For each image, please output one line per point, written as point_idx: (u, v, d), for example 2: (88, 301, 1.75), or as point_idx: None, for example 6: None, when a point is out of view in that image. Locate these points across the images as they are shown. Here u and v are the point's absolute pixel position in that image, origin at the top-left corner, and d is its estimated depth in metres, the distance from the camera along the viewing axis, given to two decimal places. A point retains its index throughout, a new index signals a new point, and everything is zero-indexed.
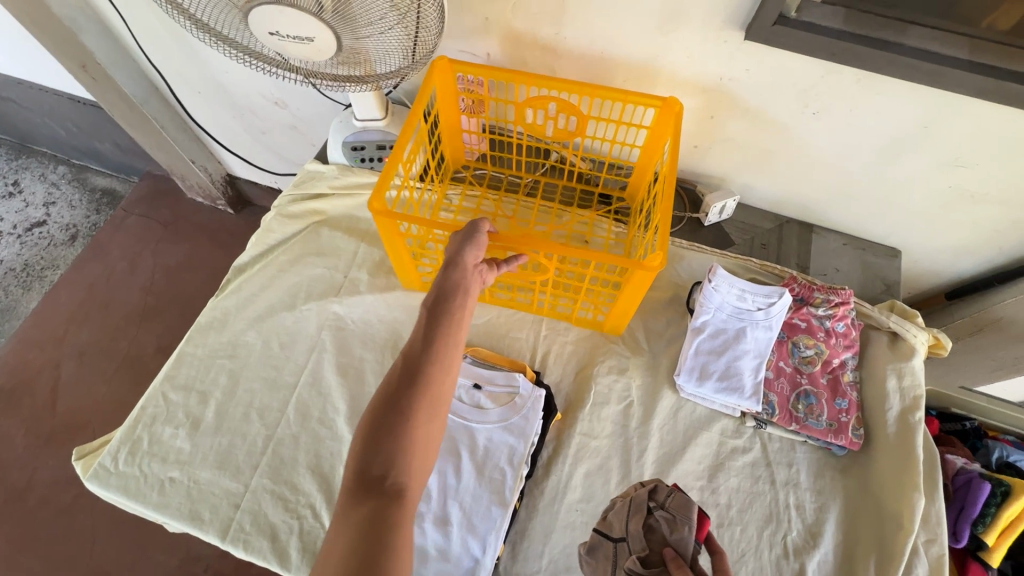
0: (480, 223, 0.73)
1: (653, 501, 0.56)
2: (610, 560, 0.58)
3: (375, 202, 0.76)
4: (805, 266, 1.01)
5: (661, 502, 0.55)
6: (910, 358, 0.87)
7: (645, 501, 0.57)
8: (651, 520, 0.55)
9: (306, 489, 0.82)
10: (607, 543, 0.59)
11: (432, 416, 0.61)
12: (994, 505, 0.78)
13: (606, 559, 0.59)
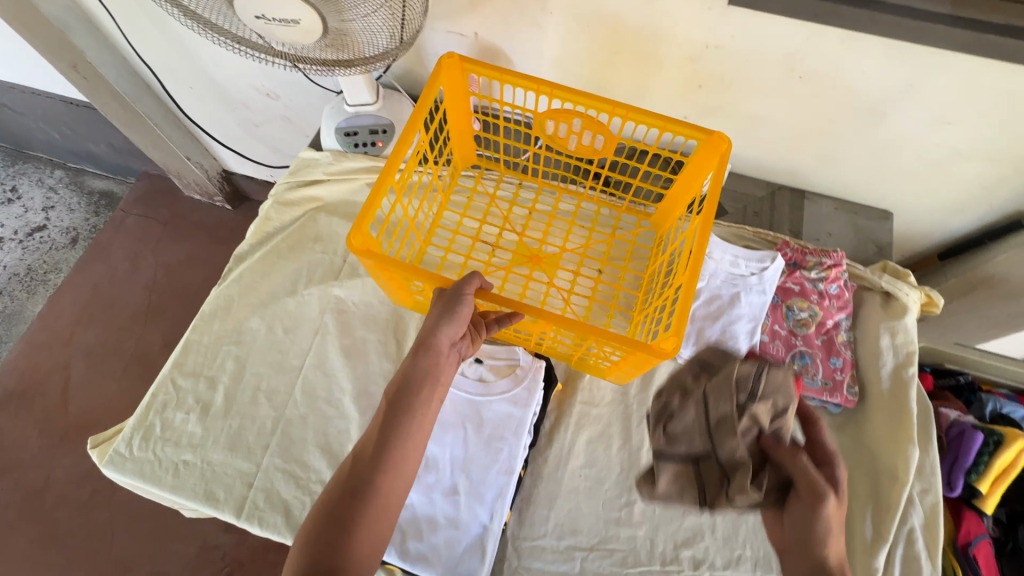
0: (460, 293, 0.70)
1: (743, 396, 0.77)
2: (708, 471, 0.79)
3: (356, 237, 0.71)
4: (798, 231, 1.03)
5: (753, 397, 0.76)
6: (903, 317, 0.88)
7: (737, 400, 0.77)
8: (751, 418, 0.75)
9: (316, 466, 0.84)
10: (703, 454, 0.79)
11: (380, 506, 0.66)
12: (987, 454, 0.80)
13: (706, 469, 0.79)
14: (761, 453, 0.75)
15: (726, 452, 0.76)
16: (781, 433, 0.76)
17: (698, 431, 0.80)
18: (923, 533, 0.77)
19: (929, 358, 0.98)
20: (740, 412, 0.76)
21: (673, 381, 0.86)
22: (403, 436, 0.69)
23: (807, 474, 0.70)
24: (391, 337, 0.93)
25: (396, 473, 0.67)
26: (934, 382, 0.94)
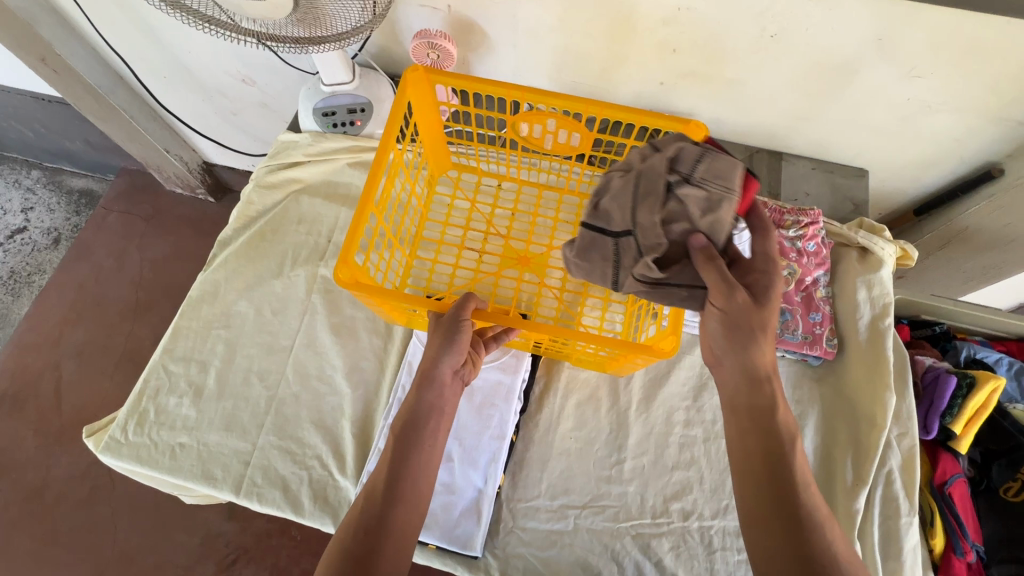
0: (456, 318, 0.70)
1: (676, 174, 0.59)
2: (611, 260, 0.65)
3: (341, 271, 0.69)
4: (776, 192, 1.05)
5: (689, 174, 0.59)
6: (879, 269, 0.91)
7: (663, 176, 0.59)
8: (673, 206, 0.59)
9: (312, 442, 0.85)
10: (605, 238, 0.64)
11: (399, 540, 0.63)
12: (960, 397, 0.83)
13: (604, 258, 0.65)
14: (692, 265, 0.61)
15: (602, 223, 0.64)
16: (718, 231, 0.59)
17: (598, 245, 0.65)
18: (901, 474, 0.80)
19: (906, 311, 0.99)
20: (629, 234, 0.62)
21: (620, 164, 0.65)
22: (415, 467, 0.67)
23: (718, 284, 0.59)
24: (379, 314, 0.94)
25: (411, 505, 0.65)
26: (909, 333, 0.97)
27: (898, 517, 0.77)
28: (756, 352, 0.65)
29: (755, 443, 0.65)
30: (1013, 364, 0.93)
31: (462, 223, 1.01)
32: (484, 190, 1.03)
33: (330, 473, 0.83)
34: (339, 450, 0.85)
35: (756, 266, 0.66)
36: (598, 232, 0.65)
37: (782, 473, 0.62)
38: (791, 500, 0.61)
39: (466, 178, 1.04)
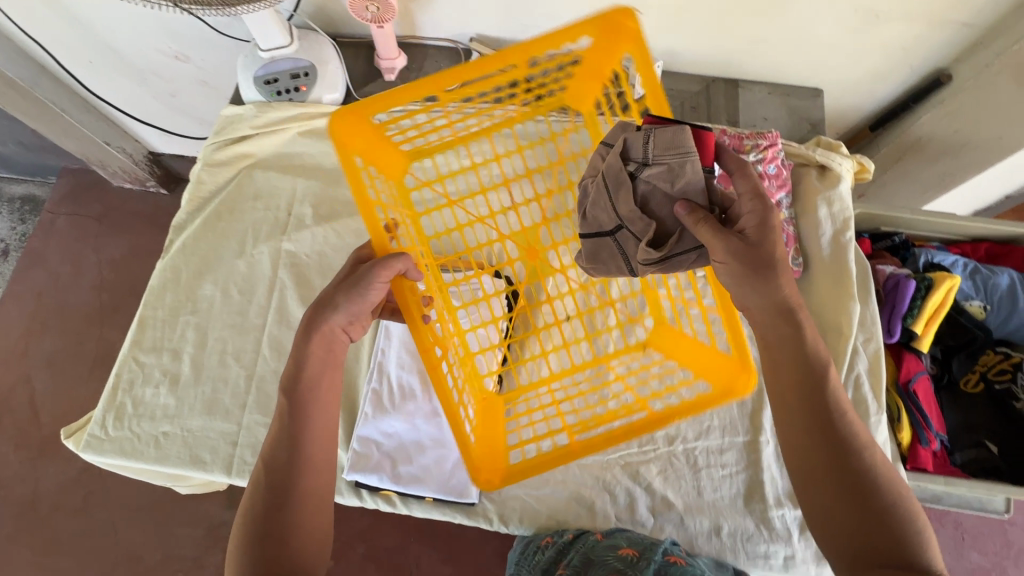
0: (365, 282, 0.62)
1: (631, 163, 0.57)
2: (620, 257, 0.62)
3: (341, 120, 0.64)
4: (735, 120, 1.05)
5: (642, 158, 0.56)
6: (837, 186, 0.93)
7: (620, 168, 0.57)
8: (642, 189, 0.57)
9: None
10: (605, 240, 0.62)
11: (308, 499, 0.61)
12: (921, 299, 0.87)
13: (615, 257, 0.62)
14: (686, 232, 0.57)
15: (595, 227, 0.62)
16: (693, 190, 0.56)
17: (606, 248, 0.62)
18: (869, 378, 0.83)
19: (866, 225, 1.02)
20: (620, 228, 0.59)
21: (585, 173, 0.64)
22: (312, 426, 0.63)
23: (711, 236, 0.54)
24: None
25: (314, 466, 0.62)
26: (871, 246, 1.00)
27: (868, 416, 0.81)
28: (780, 287, 0.57)
29: (794, 380, 0.60)
30: (967, 265, 0.97)
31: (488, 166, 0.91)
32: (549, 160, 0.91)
33: None
34: None
35: (743, 203, 0.58)
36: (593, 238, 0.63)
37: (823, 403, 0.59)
38: (830, 428, 0.59)
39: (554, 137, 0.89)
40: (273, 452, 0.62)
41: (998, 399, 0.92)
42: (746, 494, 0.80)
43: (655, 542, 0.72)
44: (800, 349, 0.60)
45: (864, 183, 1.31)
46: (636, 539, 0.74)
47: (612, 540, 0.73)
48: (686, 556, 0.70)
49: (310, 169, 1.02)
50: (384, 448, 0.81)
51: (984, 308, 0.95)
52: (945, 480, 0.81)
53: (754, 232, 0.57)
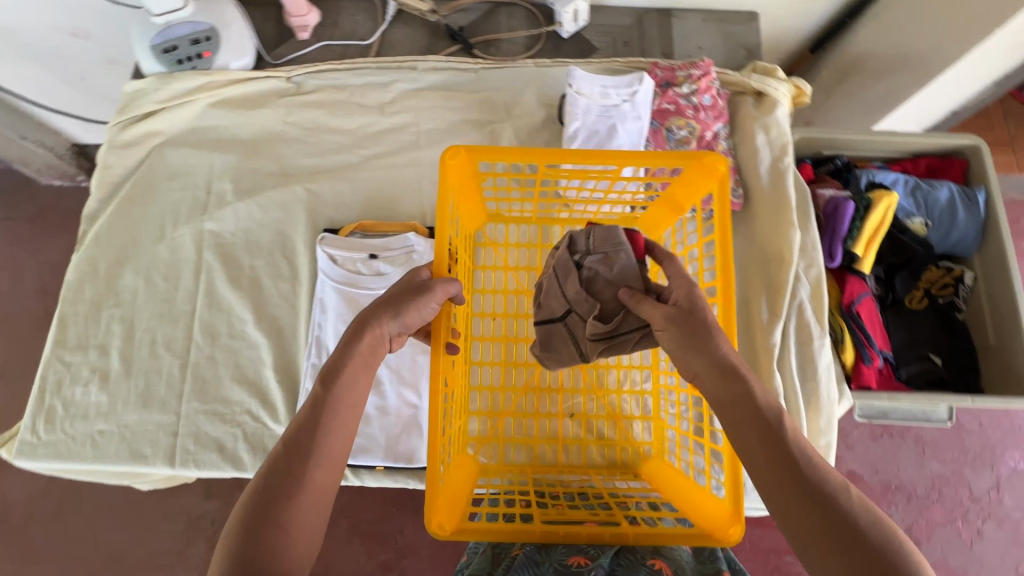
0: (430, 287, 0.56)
1: (575, 254, 0.62)
2: (570, 341, 0.63)
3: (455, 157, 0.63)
4: (670, 53, 1.01)
5: (585, 249, 0.61)
6: (773, 112, 0.90)
7: (568, 259, 0.62)
8: (587, 274, 0.61)
9: (237, 399, 0.82)
10: (557, 326, 0.64)
11: (295, 525, 0.47)
12: (859, 220, 0.87)
13: (565, 342, 0.64)
14: (629, 314, 0.59)
15: (547, 314, 0.64)
16: (631, 276, 0.60)
17: (559, 335, 0.64)
18: (810, 303, 0.83)
19: (809, 151, 1.00)
20: (569, 312, 0.63)
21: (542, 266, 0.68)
22: (330, 436, 0.52)
23: (656, 312, 0.55)
24: (279, 258, 0.89)
25: (316, 486, 0.49)
26: (813, 172, 0.98)
27: (811, 342, 0.82)
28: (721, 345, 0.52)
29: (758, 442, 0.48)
30: (908, 182, 0.96)
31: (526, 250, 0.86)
32: None
33: (263, 424, 0.81)
34: (268, 401, 0.82)
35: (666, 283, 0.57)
36: (544, 324, 0.65)
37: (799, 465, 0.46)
38: (820, 489, 0.45)
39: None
40: (278, 457, 0.50)
41: (941, 313, 0.95)
42: None
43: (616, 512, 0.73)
44: (754, 408, 0.49)
45: (811, 110, 1.28)
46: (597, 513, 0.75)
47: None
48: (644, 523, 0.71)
49: (225, 142, 0.96)
50: None
51: (926, 225, 0.95)
52: (888, 395, 0.82)
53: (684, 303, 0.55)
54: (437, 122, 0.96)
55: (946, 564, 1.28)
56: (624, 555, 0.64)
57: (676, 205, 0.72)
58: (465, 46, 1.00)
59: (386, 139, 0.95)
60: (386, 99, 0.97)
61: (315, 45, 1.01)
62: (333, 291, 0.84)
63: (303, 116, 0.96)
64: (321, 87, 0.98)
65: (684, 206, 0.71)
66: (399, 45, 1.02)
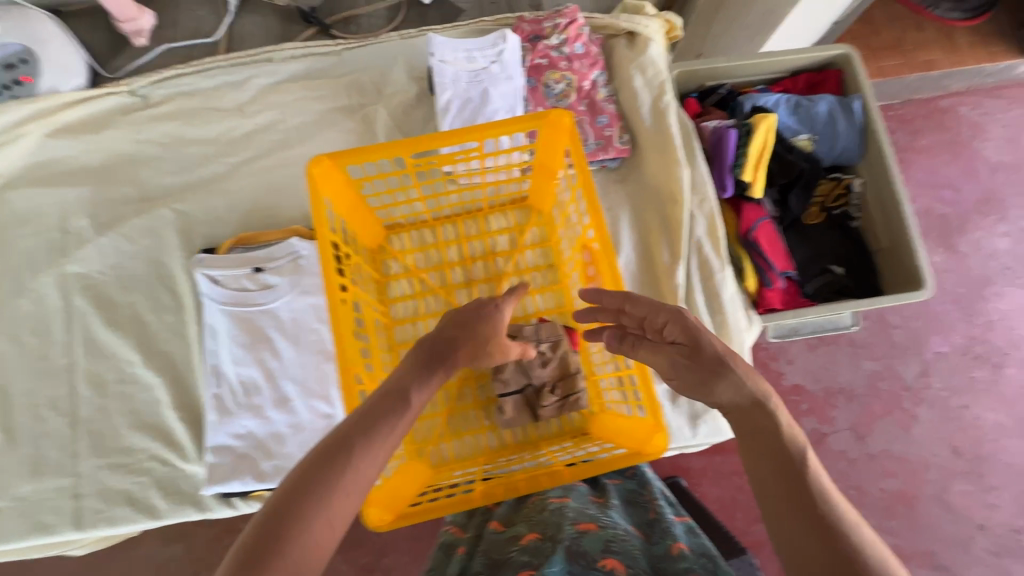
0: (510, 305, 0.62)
1: (535, 340, 0.74)
2: (525, 406, 0.76)
3: (317, 165, 0.59)
4: (538, 4, 0.97)
5: (542, 338, 0.74)
6: (646, 50, 0.88)
7: (529, 343, 0.74)
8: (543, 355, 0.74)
9: (139, 444, 0.77)
10: (514, 396, 0.75)
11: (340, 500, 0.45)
12: (744, 146, 0.86)
13: (522, 408, 0.76)
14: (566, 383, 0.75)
15: (510, 387, 0.75)
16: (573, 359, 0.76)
17: (522, 403, 0.76)
18: (708, 239, 0.83)
19: (693, 84, 0.99)
20: (527, 385, 0.75)
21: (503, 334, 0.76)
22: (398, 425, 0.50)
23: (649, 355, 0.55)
24: (159, 289, 0.82)
25: (369, 478, 0.47)
26: (698, 105, 0.98)
27: (713, 276, 0.82)
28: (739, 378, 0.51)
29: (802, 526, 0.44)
30: (789, 101, 0.97)
31: (430, 250, 0.84)
32: (500, 269, 0.84)
33: (172, 467, 0.76)
34: (173, 441, 0.77)
35: (653, 312, 0.56)
36: (510, 396, 0.75)
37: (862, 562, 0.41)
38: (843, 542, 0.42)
39: (501, 237, 0.85)
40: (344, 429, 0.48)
41: (837, 224, 0.98)
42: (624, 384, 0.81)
43: (561, 507, 0.65)
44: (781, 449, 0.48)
45: (698, 40, 1.26)
46: (540, 520, 0.64)
47: (513, 532, 0.65)
48: (596, 516, 0.62)
49: (72, 172, 0.86)
50: (239, 450, 0.75)
51: (812, 139, 0.96)
52: (794, 313, 0.84)
53: (691, 346, 0.53)
54: (305, 115, 0.89)
55: (889, 452, 1.38)
56: (575, 558, 0.55)
57: (546, 169, 0.74)
58: (322, 28, 0.94)
59: (252, 141, 0.88)
60: (246, 99, 0.90)
61: (156, 51, 0.93)
62: (221, 314, 0.78)
63: (155, 132, 0.88)
64: (171, 96, 0.90)
65: (555, 168, 0.74)
66: (251, 37, 0.94)
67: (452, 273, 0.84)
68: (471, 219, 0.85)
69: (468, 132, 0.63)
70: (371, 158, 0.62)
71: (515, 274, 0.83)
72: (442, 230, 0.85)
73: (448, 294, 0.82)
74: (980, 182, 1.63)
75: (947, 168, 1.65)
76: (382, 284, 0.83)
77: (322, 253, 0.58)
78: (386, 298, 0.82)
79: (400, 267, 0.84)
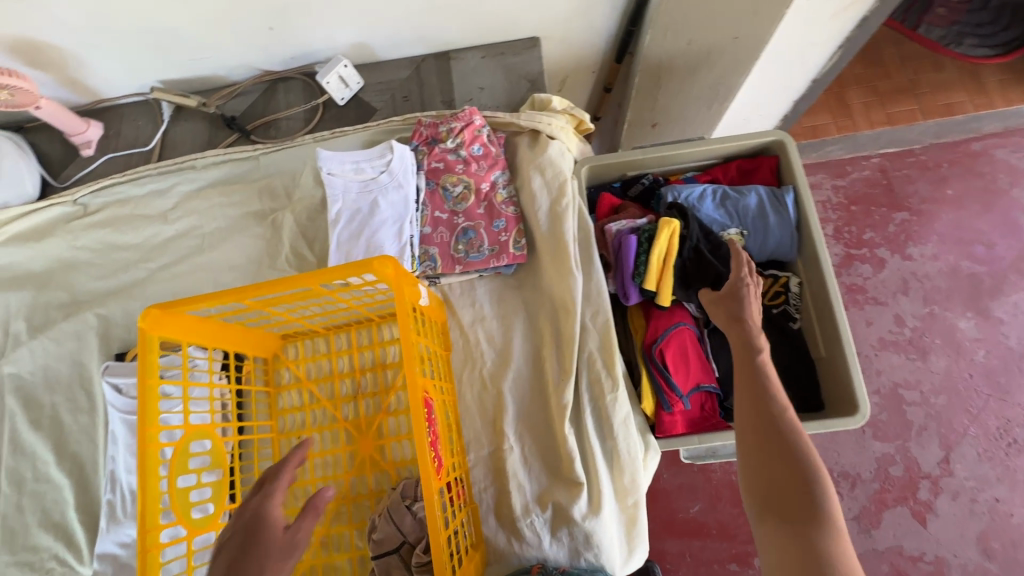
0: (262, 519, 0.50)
1: (407, 498, 0.72)
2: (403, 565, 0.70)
3: (149, 318, 0.60)
4: (450, 99, 0.97)
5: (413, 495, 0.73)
6: (546, 150, 0.85)
7: (400, 501, 0.72)
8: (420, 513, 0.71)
9: (44, 544, 0.82)
10: (391, 554, 0.70)
11: None
12: (645, 254, 0.80)
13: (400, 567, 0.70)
14: None
15: (384, 545, 0.70)
16: None
17: (394, 563, 0.70)
18: (600, 354, 0.77)
19: (613, 175, 0.93)
20: (402, 543, 0.70)
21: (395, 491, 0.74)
22: None
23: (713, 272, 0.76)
24: (77, 391, 0.88)
25: None
26: (616, 199, 0.92)
27: (603, 397, 0.76)
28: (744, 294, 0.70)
29: (756, 410, 0.58)
30: (717, 192, 0.89)
31: (322, 361, 0.83)
32: (386, 383, 0.83)
33: (69, 567, 0.81)
34: (73, 542, 0.82)
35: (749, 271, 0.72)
36: (385, 555, 0.70)
37: (794, 448, 0.54)
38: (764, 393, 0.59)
39: (392, 348, 0.83)
40: None
41: (775, 325, 0.86)
42: (497, 509, 0.76)
43: None
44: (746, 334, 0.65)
45: (649, 112, 1.18)
46: None
47: None
48: None
49: (17, 278, 0.95)
50: (123, 558, 0.78)
51: (742, 235, 0.87)
52: (698, 437, 0.76)
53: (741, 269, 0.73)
54: (220, 221, 0.94)
55: (900, 548, 1.26)
56: None
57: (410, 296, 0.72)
58: (243, 133, 0.98)
59: (171, 246, 0.93)
60: (169, 205, 0.95)
61: (100, 159, 1.00)
62: (120, 422, 0.82)
63: (89, 239, 0.94)
64: (105, 203, 0.96)
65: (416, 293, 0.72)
66: (181, 144, 1.00)
67: (343, 384, 0.83)
68: (364, 330, 0.84)
69: (303, 279, 0.63)
70: (205, 305, 0.63)
71: (402, 387, 0.81)
72: (335, 340, 0.84)
73: (334, 408, 0.82)
74: (1020, 237, 1.45)
75: (977, 220, 1.47)
76: (272, 395, 0.83)
77: (141, 406, 0.60)
78: (275, 411, 0.83)
79: (292, 377, 0.84)
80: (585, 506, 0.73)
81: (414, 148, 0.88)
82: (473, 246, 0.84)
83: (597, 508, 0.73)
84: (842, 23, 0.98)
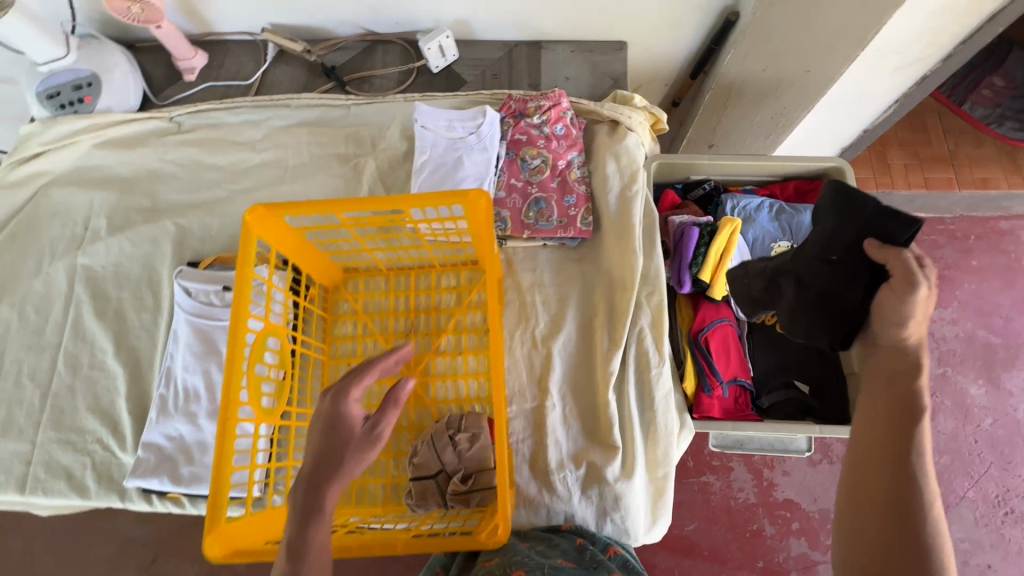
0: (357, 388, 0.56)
1: (450, 429, 0.74)
2: (439, 493, 0.72)
3: (253, 214, 0.65)
4: (536, 83, 1.04)
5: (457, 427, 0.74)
6: (624, 140, 0.91)
7: (444, 433, 0.74)
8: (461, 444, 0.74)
9: (90, 427, 0.85)
10: (428, 480, 0.72)
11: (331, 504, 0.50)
12: (705, 246, 0.86)
13: (435, 494, 0.72)
14: (477, 478, 0.72)
15: (422, 470, 0.72)
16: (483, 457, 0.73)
17: (431, 489, 0.72)
18: (650, 330, 0.81)
19: (675, 177, 0.99)
20: (441, 470, 0.72)
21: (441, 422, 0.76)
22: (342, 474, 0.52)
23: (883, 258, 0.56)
24: (144, 292, 0.92)
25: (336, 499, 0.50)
26: (678, 198, 0.97)
27: (648, 369, 0.80)
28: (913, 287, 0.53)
29: (886, 473, 0.52)
30: (774, 206, 0.94)
31: (380, 296, 0.87)
32: (439, 326, 0.86)
33: (111, 453, 0.84)
34: (117, 429, 0.85)
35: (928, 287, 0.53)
36: (423, 479, 0.73)
37: (917, 521, 0.49)
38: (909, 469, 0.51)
39: (447, 295, 0.87)
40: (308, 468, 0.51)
41: None
42: (532, 461, 0.80)
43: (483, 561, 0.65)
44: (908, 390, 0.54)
45: (709, 133, 1.25)
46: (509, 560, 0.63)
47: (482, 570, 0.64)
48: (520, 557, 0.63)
49: (107, 180, 1.00)
50: (167, 450, 0.81)
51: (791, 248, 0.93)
52: (732, 424, 0.80)
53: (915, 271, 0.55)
54: (304, 157, 0.99)
55: None
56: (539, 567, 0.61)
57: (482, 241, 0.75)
58: (339, 83, 1.05)
59: (256, 174, 0.99)
60: (259, 136, 1.01)
61: (201, 86, 1.07)
62: (185, 323, 0.85)
63: (180, 154, 1.00)
64: (199, 125, 1.02)
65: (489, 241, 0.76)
66: (279, 84, 1.07)
67: (396, 322, 0.87)
68: (423, 275, 0.88)
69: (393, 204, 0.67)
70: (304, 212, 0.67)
71: (454, 331, 0.85)
72: (396, 280, 0.88)
73: (387, 341, 0.85)
74: None
75: (998, 294, 1.52)
76: (329, 322, 0.87)
77: (237, 294, 0.64)
78: (329, 337, 0.86)
79: (350, 308, 0.88)
80: (619, 469, 0.76)
81: (501, 119, 0.95)
82: (542, 216, 0.89)
83: (630, 472, 0.76)
84: (905, 79, 1.05)
